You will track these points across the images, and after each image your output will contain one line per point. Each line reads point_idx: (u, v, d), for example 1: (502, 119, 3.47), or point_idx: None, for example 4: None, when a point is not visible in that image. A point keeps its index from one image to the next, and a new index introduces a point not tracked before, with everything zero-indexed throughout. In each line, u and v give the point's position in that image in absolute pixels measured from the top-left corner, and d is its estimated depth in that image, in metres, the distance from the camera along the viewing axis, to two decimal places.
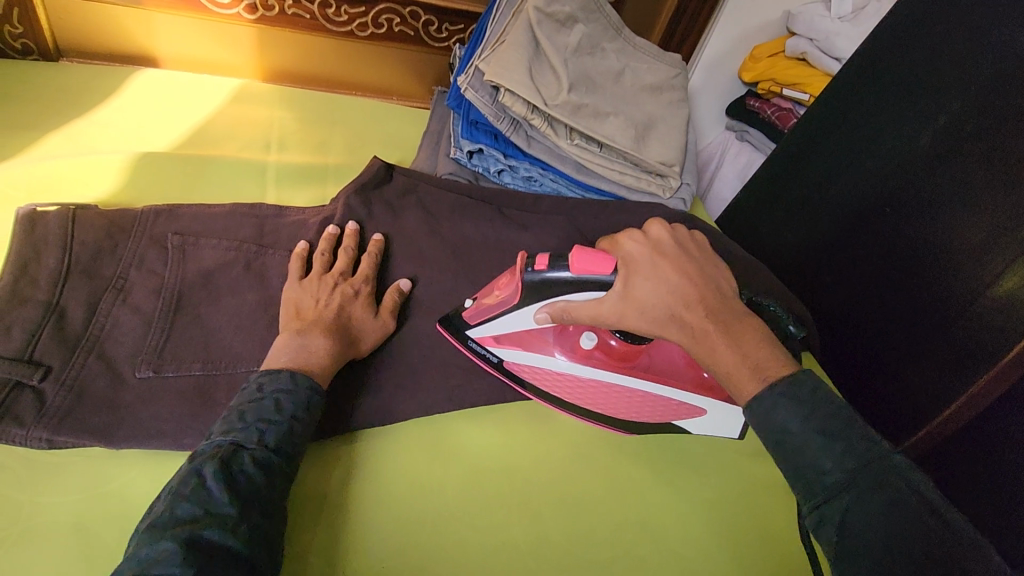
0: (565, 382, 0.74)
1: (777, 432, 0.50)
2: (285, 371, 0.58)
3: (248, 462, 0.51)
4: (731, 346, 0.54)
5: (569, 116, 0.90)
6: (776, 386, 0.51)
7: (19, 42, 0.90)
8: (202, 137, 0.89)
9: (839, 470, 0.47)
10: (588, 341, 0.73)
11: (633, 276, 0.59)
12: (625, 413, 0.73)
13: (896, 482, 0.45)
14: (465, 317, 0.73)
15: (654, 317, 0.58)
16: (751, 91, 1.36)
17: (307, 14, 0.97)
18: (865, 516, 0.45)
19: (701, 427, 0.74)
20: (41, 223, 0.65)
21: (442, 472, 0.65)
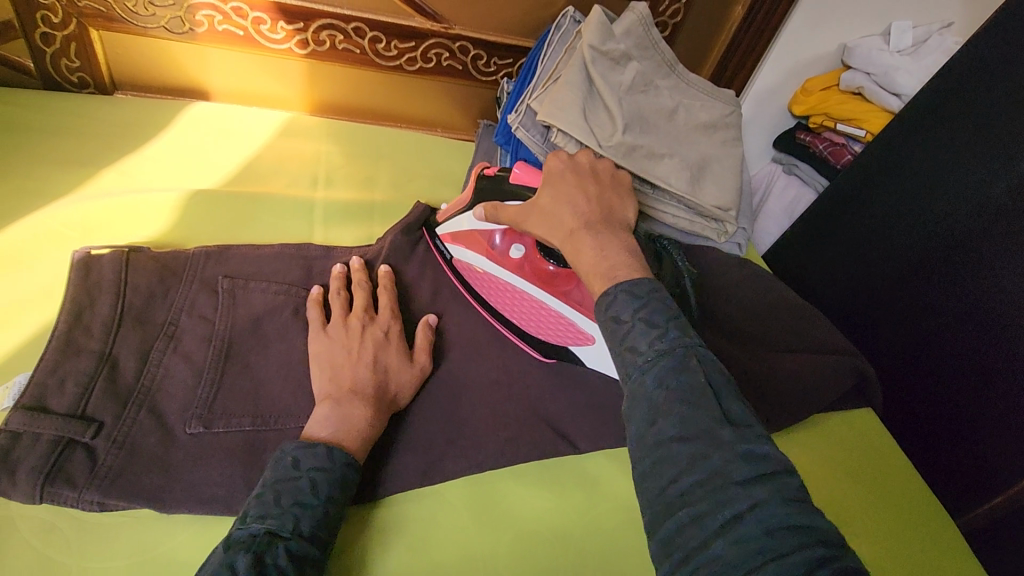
0: (490, 285, 0.77)
1: (610, 320, 0.52)
2: (322, 446, 0.55)
3: (282, 553, 0.47)
4: (594, 247, 0.60)
5: (623, 157, 0.86)
6: (621, 283, 0.54)
7: (76, 75, 0.91)
8: (252, 173, 0.89)
9: (652, 349, 0.49)
10: (518, 251, 0.75)
11: (545, 188, 0.67)
12: (532, 327, 0.75)
13: (695, 367, 0.47)
14: (438, 218, 0.82)
15: (548, 225, 0.65)
16: (801, 123, 1.32)
17: (358, 49, 0.96)
18: (659, 389, 0.46)
19: (593, 360, 0.73)
20: (95, 268, 0.64)
21: (490, 538, 0.61)
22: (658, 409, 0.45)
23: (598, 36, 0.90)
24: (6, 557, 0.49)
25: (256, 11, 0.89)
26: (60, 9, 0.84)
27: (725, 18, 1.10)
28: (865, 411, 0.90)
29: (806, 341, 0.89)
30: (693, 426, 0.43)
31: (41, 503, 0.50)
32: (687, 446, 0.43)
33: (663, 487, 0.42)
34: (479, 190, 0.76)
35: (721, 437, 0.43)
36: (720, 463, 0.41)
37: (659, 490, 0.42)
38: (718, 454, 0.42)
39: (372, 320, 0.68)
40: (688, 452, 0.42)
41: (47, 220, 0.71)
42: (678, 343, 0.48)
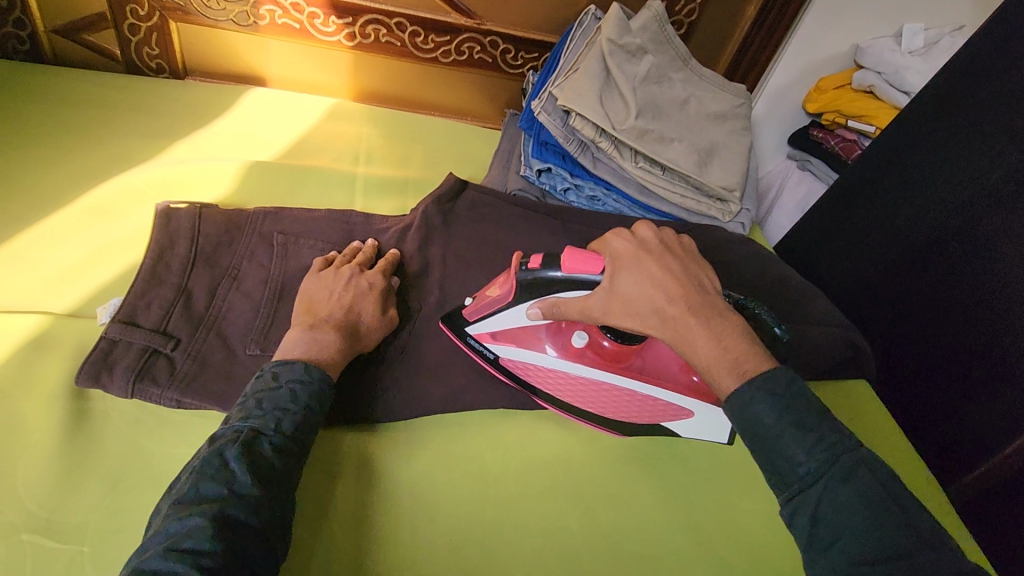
0: (557, 381, 0.74)
1: (753, 424, 0.52)
2: (298, 364, 0.61)
3: (266, 447, 0.55)
4: (710, 339, 0.55)
5: (635, 140, 0.95)
6: (753, 381, 0.52)
7: (155, 62, 1.03)
8: (302, 150, 1.00)
9: (811, 461, 0.49)
10: (580, 340, 0.73)
11: (618, 272, 0.61)
12: (614, 411, 0.73)
13: (864, 477, 0.48)
14: (463, 315, 0.75)
15: (637, 312, 0.60)
16: (815, 121, 1.36)
17: (398, 42, 1.07)
18: (835, 508, 0.48)
19: (690, 430, 0.74)
20: (174, 217, 0.75)
21: (501, 453, 0.70)
22: (838, 530, 0.47)
23: (616, 31, 0.99)
24: (104, 437, 0.59)
25: (311, 7, 1.00)
26: (146, 4, 0.96)
27: (738, 18, 1.18)
28: (861, 383, 0.96)
29: (803, 315, 0.96)
30: (881, 550, 0.46)
31: (132, 397, 0.61)
32: (882, 569, 0.45)
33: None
34: (523, 284, 0.69)
35: (913, 556, 0.45)
36: None
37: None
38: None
39: (362, 273, 0.75)
40: (884, 574, 0.45)
41: (133, 180, 0.83)
42: (842, 455, 0.49)
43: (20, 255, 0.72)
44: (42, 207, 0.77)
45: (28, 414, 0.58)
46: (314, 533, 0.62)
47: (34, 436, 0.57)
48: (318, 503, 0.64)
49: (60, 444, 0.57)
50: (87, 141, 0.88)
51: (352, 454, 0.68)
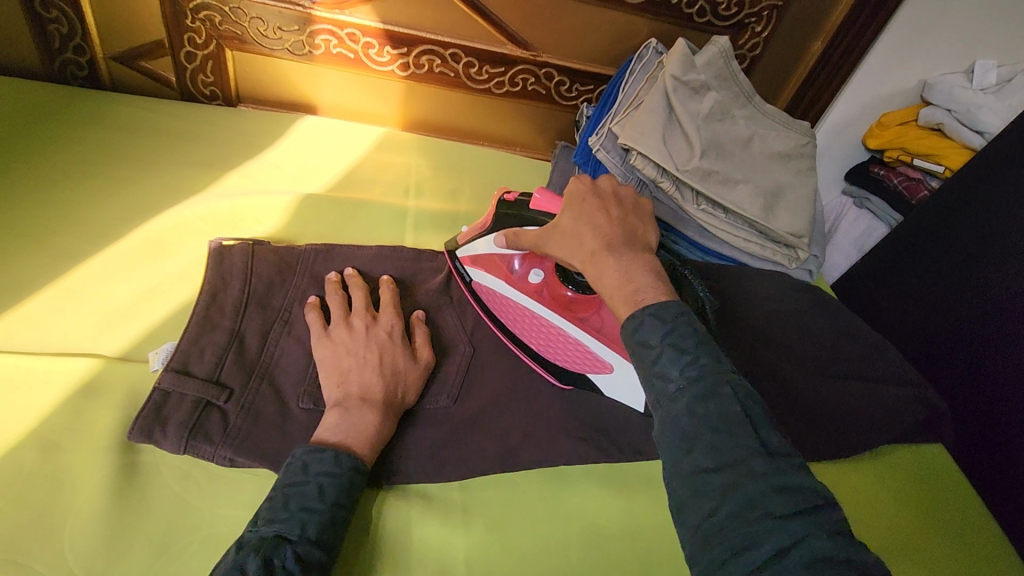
0: (508, 309, 0.78)
1: (639, 344, 0.54)
2: (330, 451, 0.57)
3: (289, 557, 0.49)
4: (617, 271, 0.59)
5: (698, 181, 0.91)
6: (647, 308, 0.55)
7: (208, 89, 1.02)
8: (352, 180, 0.98)
9: (683, 376, 0.50)
10: (536, 277, 0.77)
11: (565, 210, 0.67)
12: (551, 353, 0.75)
13: (724, 391, 0.48)
14: (457, 241, 0.82)
15: (568, 245, 0.65)
16: (875, 157, 1.30)
17: (452, 72, 1.05)
18: (690, 416, 0.48)
19: (611, 388, 0.74)
20: (227, 256, 0.73)
21: (567, 525, 0.65)
22: (690, 437, 0.47)
23: (679, 67, 0.94)
24: (155, 496, 0.56)
25: (367, 36, 0.98)
26: (204, 32, 0.96)
27: (804, 53, 1.13)
28: (936, 448, 0.89)
29: (872, 371, 0.91)
30: (727, 460, 0.45)
31: (184, 454, 0.58)
32: (723, 476, 0.44)
33: (701, 519, 0.44)
34: (499, 216, 0.75)
35: (756, 469, 0.44)
36: (756, 497, 0.43)
37: (696, 527, 0.44)
38: (753, 485, 0.43)
39: (375, 321, 0.69)
40: (723, 483, 0.44)
41: (184, 213, 0.81)
42: (709, 373, 0.49)
43: (73, 291, 0.70)
44: (96, 240, 0.76)
45: (77, 468, 0.56)
46: None
47: (84, 492, 0.54)
48: None
49: (109, 503, 0.54)
50: (140, 169, 0.87)
51: (396, 514, 0.62)
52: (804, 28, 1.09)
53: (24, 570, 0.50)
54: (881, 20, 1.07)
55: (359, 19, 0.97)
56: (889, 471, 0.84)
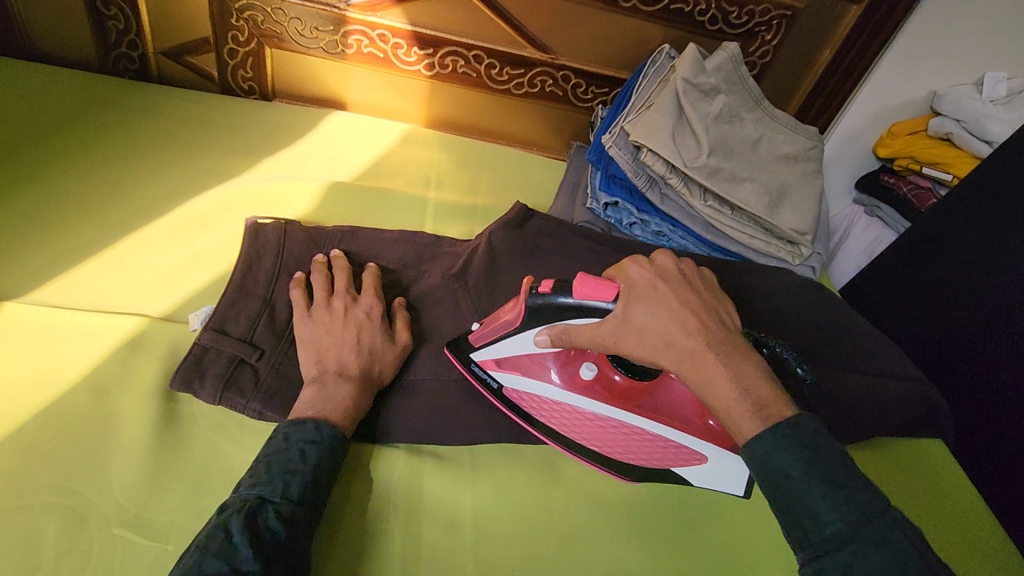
0: (564, 413, 0.72)
1: (776, 474, 0.53)
2: (310, 421, 0.60)
3: (272, 516, 0.53)
4: (728, 377, 0.58)
5: (706, 178, 0.96)
6: (777, 428, 0.54)
7: (247, 84, 1.10)
8: (378, 170, 1.04)
9: (838, 516, 0.50)
10: (588, 372, 0.71)
11: (634, 300, 0.62)
12: (623, 452, 0.71)
13: (891, 532, 0.49)
14: (471, 339, 0.73)
15: (653, 344, 0.61)
16: (886, 166, 1.31)
17: (474, 73, 1.11)
18: (862, 565, 0.48)
19: (702, 478, 0.70)
20: (262, 232, 0.79)
21: (569, 490, 0.69)
22: None
23: (690, 70, 0.99)
24: (191, 440, 0.61)
25: (396, 37, 1.05)
26: (247, 30, 1.03)
27: (813, 61, 1.17)
28: (934, 442, 0.92)
29: (873, 366, 0.94)
30: None
31: (218, 404, 0.64)
32: None
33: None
34: (532, 310, 0.66)
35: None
36: None
37: None
38: None
39: (355, 302, 0.72)
40: None
41: (223, 195, 0.88)
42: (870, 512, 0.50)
43: (122, 258, 0.76)
44: (144, 215, 0.83)
45: (123, 410, 0.61)
46: (366, 549, 0.60)
47: (129, 432, 0.60)
48: (375, 527, 0.62)
49: (149, 444, 0.60)
50: (186, 154, 0.94)
51: (409, 468, 0.67)
52: (813, 37, 1.14)
53: (75, 496, 0.55)
54: (888, 30, 1.11)
55: (390, 21, 1.03)
56: (890, 461, 0.88)
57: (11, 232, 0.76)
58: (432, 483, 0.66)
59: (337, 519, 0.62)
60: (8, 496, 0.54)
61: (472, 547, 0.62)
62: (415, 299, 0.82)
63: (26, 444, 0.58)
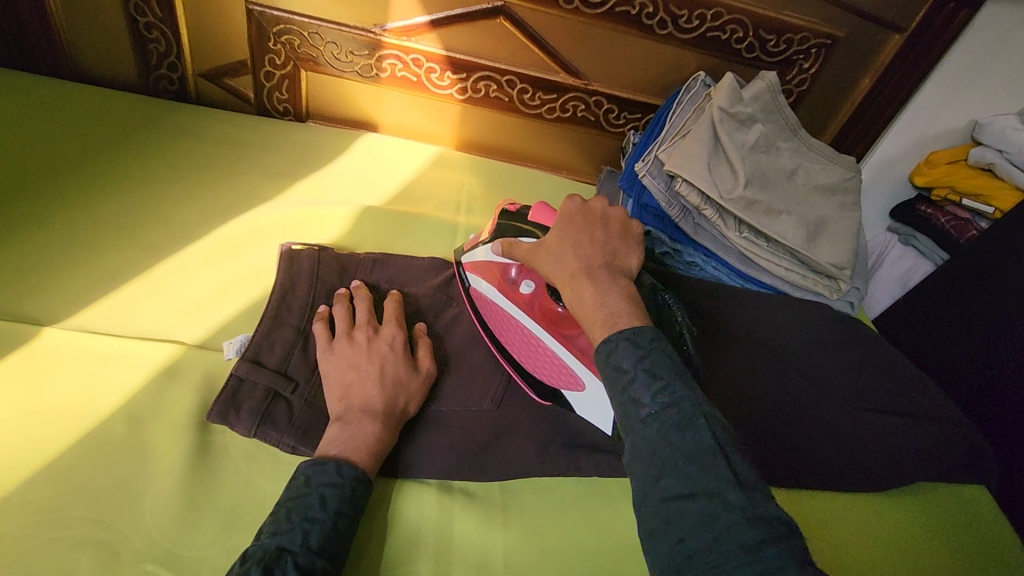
0: (497, 316, 0.79)
1: (613, 369, 0.55)
2: (332, 462, 0.58)
3: (289, 568, 0.50)
4: (592, 292, 0.61)
5: (742, 210, 0.94)
6: (622, 331, 0.56)
7: (283, 106, 1.11)
8: (409, 193, 1.04)
9: (654, 402, 0.51)
10: (528, 288, 0.78)
11: (554, 227, 0.69)
12: (530, 362, 0.76)
13: (695, 417, 0.49)
14: (465, 249, 0.85)
15: (551, 263, 0.67)
16: (922, 195, 1.27)
17: (506, 97, 1.11)
18: (664, 446, 0.49)
19: (584, 406, 0.74)
20: (296, 259, 0.79)
21: (603, 534, 0.67)
22: (661, 467, 0.48)
23: (727, 100, 0.97)
24: (225, 473, 0.61)
25: (430, 62, 1.05)
26: (283, 54, 1.04)
27: (851, 90, 1.15)
28: (979, 488, 0.88)
29: (913, 407, 0.91)
30: (697, 487, 0.46)
31: (254, 437, 0.63)
32: (694, 505, 0.45)
33: (670, 549, 0.45)
34: (500, 227, 0.79)
35: (731, 500, 0.45)
36: (728, 526, 0.43)
37: (667, 558, 0.45)
38: (726, 515, 0.44)
39: (378, 332, 0.71)
40: (696, 513, 0.45)
41: (259, 219, 0.89)
42: (681, 399, 0.50)
43: (158, 283, 0.77)
44: (180, 238, 0.83)
45: (157, 442, 0.61)
46: None
47: (163, 464, 0.60)
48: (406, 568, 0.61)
49: (183, 477, 0.59)
50: (219, 175, 0.95)
51: (439, 508, 0.66)
52: (853, 66, 1.12)
53: (109, 529, 0.55)
54: (931, 60, 1.09)
55: (424, 46, 1.04)
56: (929, 506, 0.85)
57: (50, 253, 0.77)
58: (464, 524, 0.65)
59: (368, 558, 0.61)
60: (46, 528, 0.54)
61: None
62: (447, 329, 0.81)
63: (63, 475, 0.58)
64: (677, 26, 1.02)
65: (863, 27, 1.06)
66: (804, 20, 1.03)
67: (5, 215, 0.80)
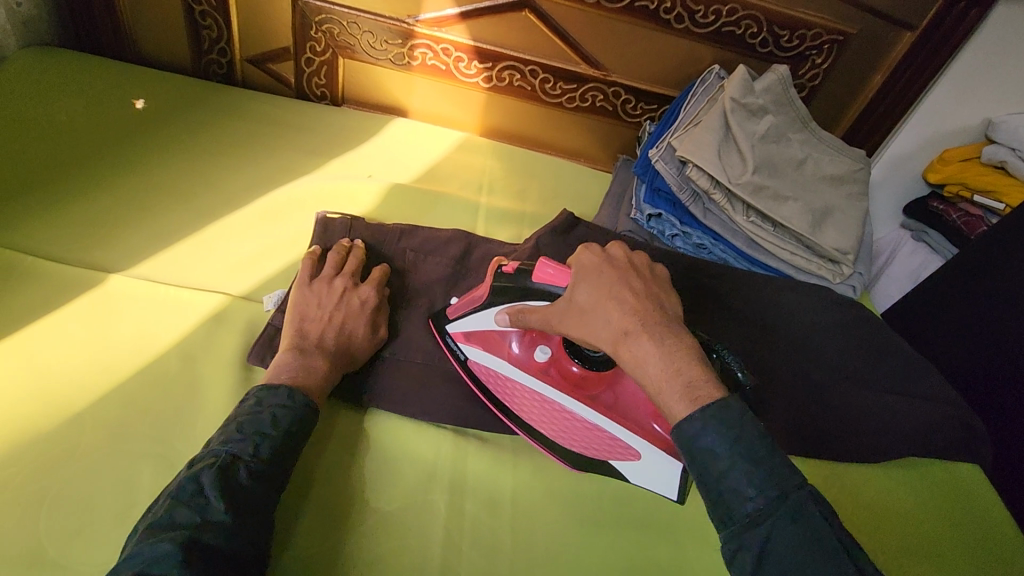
0: (514, 391, 0.75)
1: (706, 455, 0.55)
2: (284, 388, 0.63)
3: (242, 472, 0.55)
4: (657, 356, 0.59)
5: (749, 195, 0.99)
6: (706, 409, 0.56)
7: (320, 91, 1.19)
8: (436, 174, 1.11)
9: (759, 495, 0.53)
10: (543, 355, 0.75)
11: (579, 282, 0.65)
12: (569, 437, 0.73)
13: (809, 511, 0.53)
14: (446, 313, 0.79)
15: (592, 323, 0.63)
16: (935, 192, 1.27)
17: (529, 87, 1.17)
18: (782, 542, 0.52)
19: (639, 474, 0.71)
20: (330, 226, 0.87)
21: (603, 482, 0.73)
22: (785, 564, 0.52)
23: (739, 91, 1.02)
24: None
25: (459, 51, 1.12)
26: (324, 41, 1.12)
27: (863, 86, 1.19)
28: (971, 467, 0.92)
29: (908, 389, 0.96)
30: None
31: None
32: None
33: None
34: (496, 287, 0.74)
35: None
36: None
37: None
38: None
39: (355, 287, 0.77)
40: None
41: (298, 191, 0.96)
42: (788, 493, 0.53)
43: (207, 242, 0.85)
44: (227, 205, 0.91)
45: (206, 376, 0.69)
46: (411, 517, 0.66)
47: (211, 394, 0.68)
48: (420, 501, 0.67)
49: (229, 405, 0.67)
50: (262, 151, 1.03)
51: (454, 452, 0.72)
52: (865, 63, 1.15)
53: (165, 445, 0.63)
54: (942, 57, 1.12)
55: (454, 36, 1.11)
56: (919, 478, 0.89)
57: (113, 213, 0.85)
58: (476, 463, 0.72)
59: (385, 490, 0.67)
60: (112, 441, 0.62)
61: (510, 524, 0.67)
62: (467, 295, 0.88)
63: (127, 398, 0.66)
64: (693, 21, 1.07)
65: (875, 24, 1.10)
66: (817, 16, 1.08)
67: (72, 179, 0.89)
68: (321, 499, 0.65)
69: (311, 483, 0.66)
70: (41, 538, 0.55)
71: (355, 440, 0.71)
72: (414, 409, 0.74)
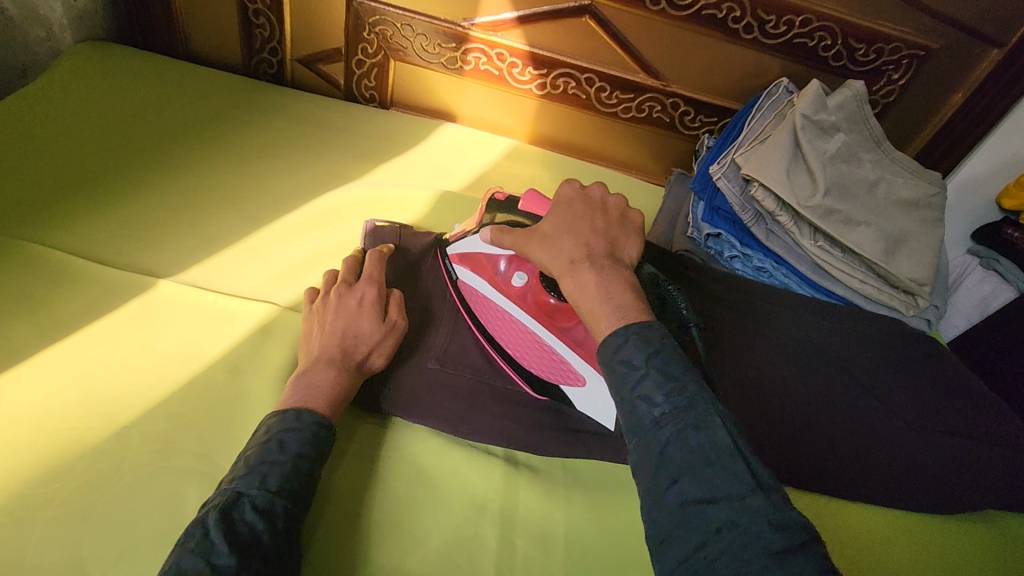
0: (490, 311, 0.78)
1: (623, 365, 0.54)
2: (290, 410, 0.60)
3: (248, 509, 0.51)
4: (596, 280, 0.60)
5: (819, 219, 0.93)
6: (631, 325, 0.56)
7: (370, 93, 1.16)
8: (485, 182, 1.07)
9: (667, 402, 0.51)
10: (520, 280, 0.78)
11: (549, 215, 0.68)
12: (528, 360, 0.76)
13: (711, 419, 0.49)
14: (449, 239, 0.83)
15: (545, 251, 0.65)
16: (1010, 218, 1.14)
17: (583, 95, 1.13)
18: (679, 445, 0.49)
19: (586, 403, 0.74)
20: (378, 234, 0.85)
21: None
22: (679, 468, 0.48)
23: (811, 106, 0.95)
24: None
25: (513, 57, 1.09)
26: (376, 43, 1.09)
27: (941, 104, 1.11)
28: None
29: (987, 433, 0.89)
30: (718, 491, 0.46)
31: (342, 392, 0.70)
32: (714, 511, 0.45)
33: (686, 556, 0.45)
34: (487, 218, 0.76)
35: (750, 502, 0.45)
36: (752, 533, 0.43)
37: (677, 560, 0.45)
38: (747, 520, 0.44)
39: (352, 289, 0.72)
40: (716, 517, 0.45)
41: (345, 196, 0.93)
42: (696, 400, 0.51)
43: (256, 248, 0.83)
44: (275, 210, 0.89)
45: (253, 391, 0.66)
46: (458, 548, 0.62)
47: (258, 411, 0.65)
48: (466, 533, 0.63)
49: None
50: (312, 154, 1.01)
51: (501, 482, 0.68)
52: (945, 80, 1.08)
53: (212, 464, 0.61)
54: None
55: (509, 41, 1.07)
56: (995, 533, 0.82)
57: (161, 213, 0.84)
58: (527, 493, 0.68)
59: (432, 516, 0.64)
60: (158, 457, 0.60)
61: (564, 564, 0.63)
62: None
63: (175, 411, 0.64)
64: (763, 31, 1.01)
65: (959, 39, 1.03)
66: (898, 29, 1.01)
67: (121, 177, 0.87)
68: (369, 524, 0.62)
69: (358, 506, 0.63)
70: (83, 559, 0.53)
71: (405, 456, 0.68)
72: (462, 432, 0.70)
